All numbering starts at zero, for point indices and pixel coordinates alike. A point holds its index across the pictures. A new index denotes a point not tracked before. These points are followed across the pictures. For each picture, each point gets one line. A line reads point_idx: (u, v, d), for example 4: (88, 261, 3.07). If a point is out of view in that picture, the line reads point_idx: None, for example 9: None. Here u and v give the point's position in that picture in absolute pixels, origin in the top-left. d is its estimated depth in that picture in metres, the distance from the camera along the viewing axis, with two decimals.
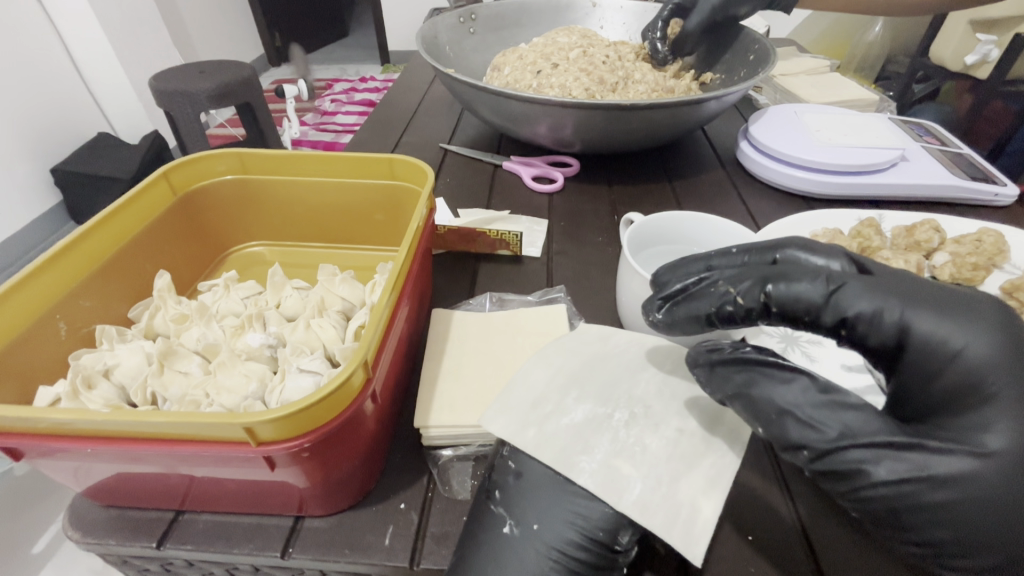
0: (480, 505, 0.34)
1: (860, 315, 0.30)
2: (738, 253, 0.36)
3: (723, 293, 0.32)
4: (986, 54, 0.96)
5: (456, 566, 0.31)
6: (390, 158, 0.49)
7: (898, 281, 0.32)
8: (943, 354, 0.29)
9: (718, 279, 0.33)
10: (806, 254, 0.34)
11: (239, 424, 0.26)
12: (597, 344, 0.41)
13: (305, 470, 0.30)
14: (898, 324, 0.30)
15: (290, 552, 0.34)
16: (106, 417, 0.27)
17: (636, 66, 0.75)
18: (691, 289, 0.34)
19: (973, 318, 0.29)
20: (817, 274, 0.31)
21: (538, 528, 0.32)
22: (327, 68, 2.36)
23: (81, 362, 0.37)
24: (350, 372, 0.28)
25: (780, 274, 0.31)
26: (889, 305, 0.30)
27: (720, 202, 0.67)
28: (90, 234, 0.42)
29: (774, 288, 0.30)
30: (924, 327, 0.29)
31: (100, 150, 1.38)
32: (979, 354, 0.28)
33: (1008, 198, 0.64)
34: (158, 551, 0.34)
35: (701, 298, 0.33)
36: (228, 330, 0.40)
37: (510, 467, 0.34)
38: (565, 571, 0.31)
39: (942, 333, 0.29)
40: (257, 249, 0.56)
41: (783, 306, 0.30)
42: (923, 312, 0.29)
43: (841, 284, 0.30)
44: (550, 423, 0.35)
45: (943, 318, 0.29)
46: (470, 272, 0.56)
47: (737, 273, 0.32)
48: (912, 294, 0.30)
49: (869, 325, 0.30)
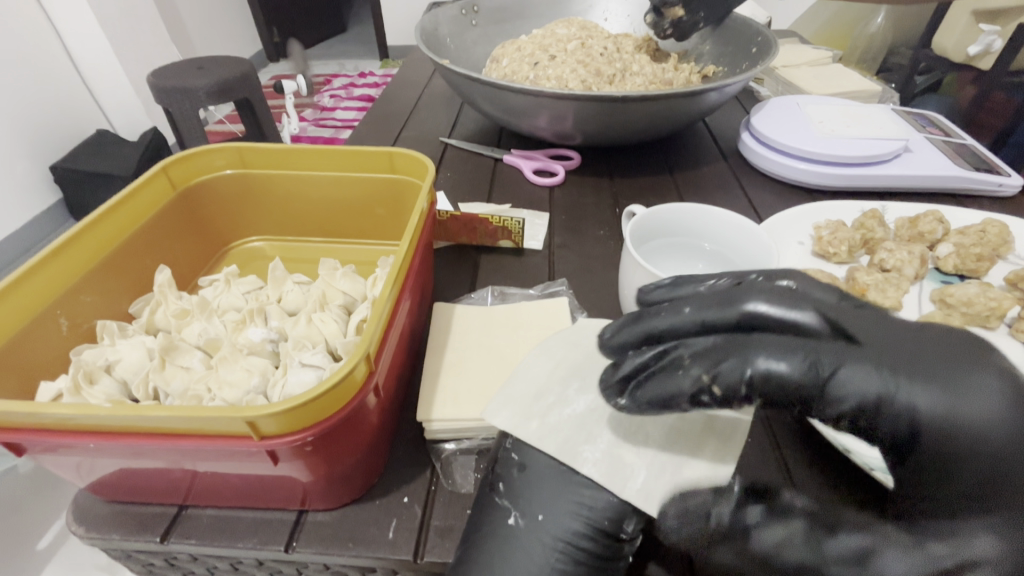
0: (484, 497, 0.34)
1: (858, 402, 0.27)
2: (696, 314, 0.30)
3: (693, 378, 0.28)
4: (988, 44, 0.97)
5: (461, 560, 0.31)
6: (390, 151, 0.49)
7: (883, 336, 0.28)
8: (957, 434, 0.26)
9: (687, 355, 0.29)
10: (778, 309, 0.29)
11: (242, 417, 0.26)
12: (599, 337, 0.41)
13: (308, 465, 0.30)
14: (902, 409, 0.26)
15: (294, 546, 0.34)
16: (108, 412, 0.27)
17: (636, 58, 0.74)
18: (654, 366, 0.30)
19: (975, 379, 0.26)
20: (799, 351, 0.27)
21: (544, 519, 0.32)
22: (326, 64, 2.35)
23: (82, 358, 0.37)
24: (353, 365, 0.28)
25: (750, 349, 0.27)
26: (886, 385, 0.26)
27: (722, 194, 0.66)
28: (88, 230, 0.42)
29: (755, 371, 0.27)
30: (930, 404, 0.26)
31: (99, 148, 1.38)
32: (998, 429, 0.25)
33: (1012, 189, 0.63)
34: (162, 545, 0.34)
35: (667, 377, 0.29)
36: (229, 325, 0.40)
37: (514, 459, 0.34)
38: (572, 562, 0.31)
39: (948, 409, 0.26)
40: (257, 244, 0.56)
41: (762, 393, 0.27)
42: (922, 388, 0.26)
43: (830, 368, 0.27)
44: (553, 414, 0.35)
45: (943, 391, 0.26)
46: (471, 265, 0.56)
47: (707, 349, 0.28)
48: (905, 361, 0.27)
49: (869, 412, 0.27)
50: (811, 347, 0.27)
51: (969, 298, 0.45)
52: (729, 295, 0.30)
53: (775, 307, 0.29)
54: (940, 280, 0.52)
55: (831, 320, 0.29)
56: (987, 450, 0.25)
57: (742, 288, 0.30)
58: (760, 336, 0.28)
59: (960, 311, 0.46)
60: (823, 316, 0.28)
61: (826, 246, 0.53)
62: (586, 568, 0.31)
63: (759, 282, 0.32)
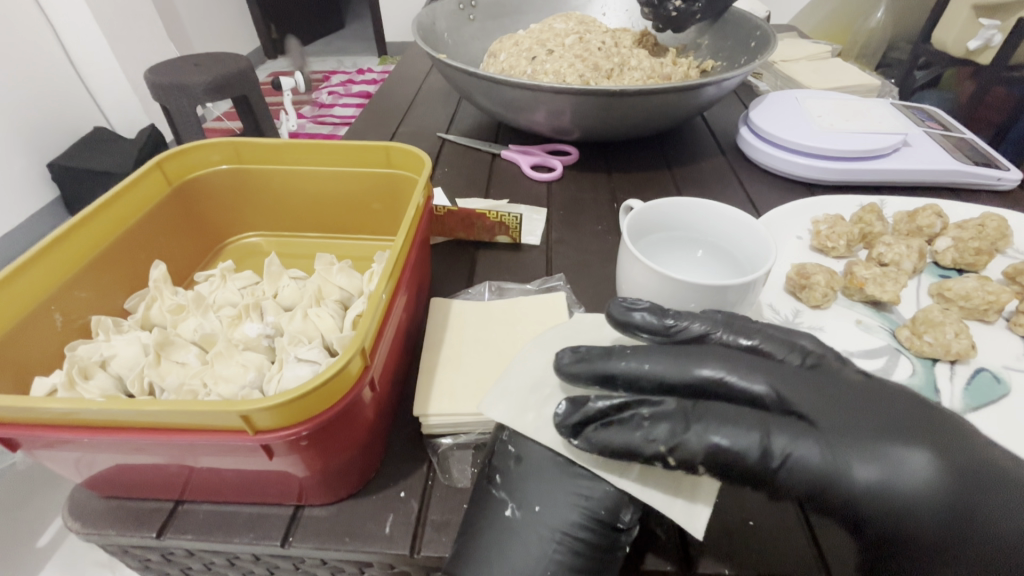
0: (482, 489, 0.34)
1: (809, 481, 0.32)
2: (655, 370, 0.34)
3: (653, 444, 0.31)
4: (988, 39, 0.96)
5: (459, 552, 0.31)
6: (386, 146, 0.48)
7: (834, 411, 0.33)
8: (891, 502, 0.32)
9: (647, 416, 0.32)
10: (736, 382, 0.33)
11: (236, 411, 0.26)
12: (595, 331, 0.41)
13: (304, 459, 0.30)
14: (847, 484, 0.32)
15: (290, 541, 0.34)
16: (101, 406, 0.27)
17: (634, 52, 0.74)
18: (613, 418, 0.33)
19: (900, 448, 0.32)
20: (754, 429, 0.32)
21: (541, 510, 0.32)
22: (324, 61, 2.34)
23: (77, 353, 0.37)
24: (348, 359, 0.28)
25: (707, 426, 0.31)
26: (833, 464, 0.32)
27: (720, 189, 0.66)
28: (82, 225, 0.41)
29: (711, 441, 0.31)
30: (864, 474, 0.32)
31: (96, 145, 1.37)
32: (926, 494, 0.32)
33: (1012, 183, 0.63)
34: (158, 540, 0.34)
35: (626, 431, 0.32)
36: (225, 320, 0.40)
37: (510, 451, 0.35)
38: (569, 552, 0.31)
39: (886, 481, 0.32)
40: (254, 240, 0.56)
41: (714, 467, 0.31)
42: (859, 461, 0.32)
43: (784, 448, 0.32)
44: (549, 407, 0.35)
45: (880, 464, 0.32)
46: (469, 261, 0.56)
47: (667, 413, 0.32)
48: (850, 438, 0.32)
49: (817, 488, 0.32)
50: (763, 426, 0.32)
51: (967, 292, 0.45)
52: (688, 355, 0.34)
53: (732, 377, 0.33)
54: (939, 275, 0.52)
55: (783, 395, 0.33)
56: (915, 514, 0.32)
57: (703, 356, 0.34)
58: (713, 407, 0.32)
59: (959, 304, 0.46)
60: (774, 389, 0.33)
61: (824, 240, 0.52)
62: (583, 559, 0.31)
63: (722, 346, 0.36)
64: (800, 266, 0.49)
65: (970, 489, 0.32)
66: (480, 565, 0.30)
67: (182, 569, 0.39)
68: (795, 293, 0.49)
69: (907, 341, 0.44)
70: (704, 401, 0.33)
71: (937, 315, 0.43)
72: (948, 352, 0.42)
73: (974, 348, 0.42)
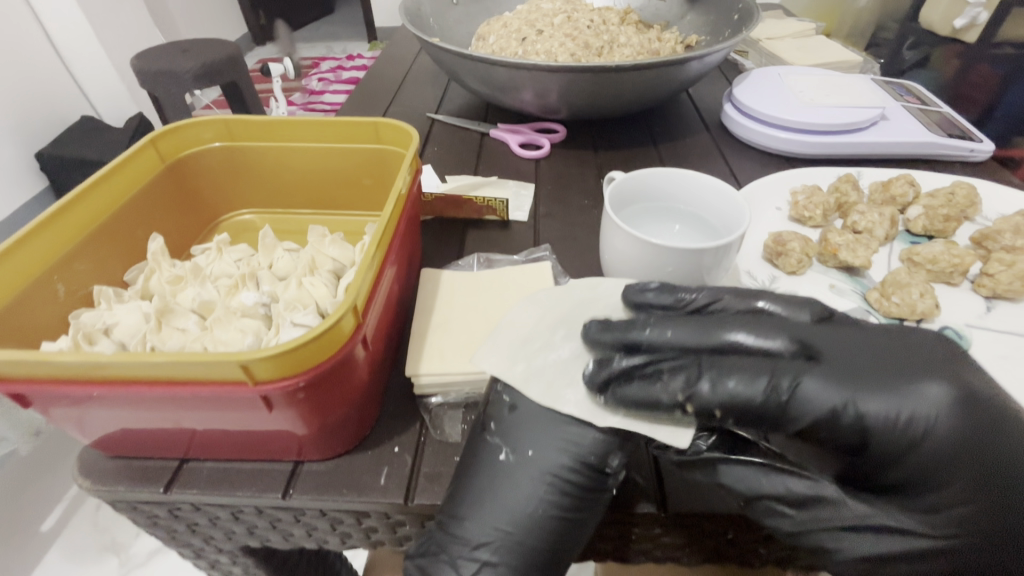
0: (476, 435, 0.36)
1: (817, 412, 0.34)
2: (677, 337, 0.37)
3: (670, 394, 0.34)
4: (973, 17, 0.98)
5: (451, 494, 0.34)
6: (375, 122, 0.49)
7: (848, 355, 0.36)
8: (899, 431, 0.34)
9: (665, 372, 0.35)
10: (754, 336, 0.36)
11: (236, 361, 0.27)
12: (586, 291, 0.42)
13: (300, 413, 0.32)
14: (857, 414, 0.34)
15: (291, 493, 0.36)
16: (110, 358, 0.28)
17: (622, 30, 0.75)
18: (634, 372, 0.35)
19: (915, 386, 0.35)
20: (763, 373, 0.34)
21: (533, 454, 0.34)
22: (313, 47, 2.32)
23: (81, 320, 0.38)
24: (340, 316, 0.30)
25: (723, 374, 0.34)
26: (842, 397, 0.34)
27: (704, 164, 0.68)
28: (80, 199, 0.42)
29: (724, 387, 0.34)
30: (871, 409, 0.34)
31: (85, 135, 1.36)
32: (938, 425, 0.34)
33: (984, 154, 0.65)
34: (166, 495, 0.36)
35: (647, 387, 0.34)
36: (222, 290, 0.42)
37: (505, 399, 0.36)
38: (559, 492, 0.34)
39: (895, 412, 0.34)
40: (248, 217, 0.57)
41: (731, 412, 0.34)
42: (871, 396, 0.34)
43: (790, 391, 0.34)
44: (539, 358, 0.37)
45: (893, 397, 0.34)
46: (459, 235, 0.58)
47: (682, 367, 0.35)
48: (862, 376, 0.35)
49: (826, 420, 0.34)
50: (773, 369, 0.35)
51: (934, 256, 0.47)
52: (710, 324, 0.37)
53: (749, 336, 0.36)
54: (910, 242, 0.54)
55: (800, 343, 0.36)
56: (926, 442, 0.34)
57: (727, 316, 0.37)
58: (733, 358, 0.35)
59: (926, 268, 0.48)
60: (791, 339, 0.36)
61: (801, 211, 0.55)
62: (572, 498, 0.34)
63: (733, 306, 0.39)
64: (776, 235, 0.51)
65: (985, 430, 0.33)
66: (475, 504, 0.34)
67: (187, 526, 0.40)
68: (773, 260, 0.51)
69: (876, 304, 0.46)
70: (725, 355, 0.36)
71: (905, 278, 0.45)
72: (914, 312, 0.44)
73: (938, 307, 0.45)
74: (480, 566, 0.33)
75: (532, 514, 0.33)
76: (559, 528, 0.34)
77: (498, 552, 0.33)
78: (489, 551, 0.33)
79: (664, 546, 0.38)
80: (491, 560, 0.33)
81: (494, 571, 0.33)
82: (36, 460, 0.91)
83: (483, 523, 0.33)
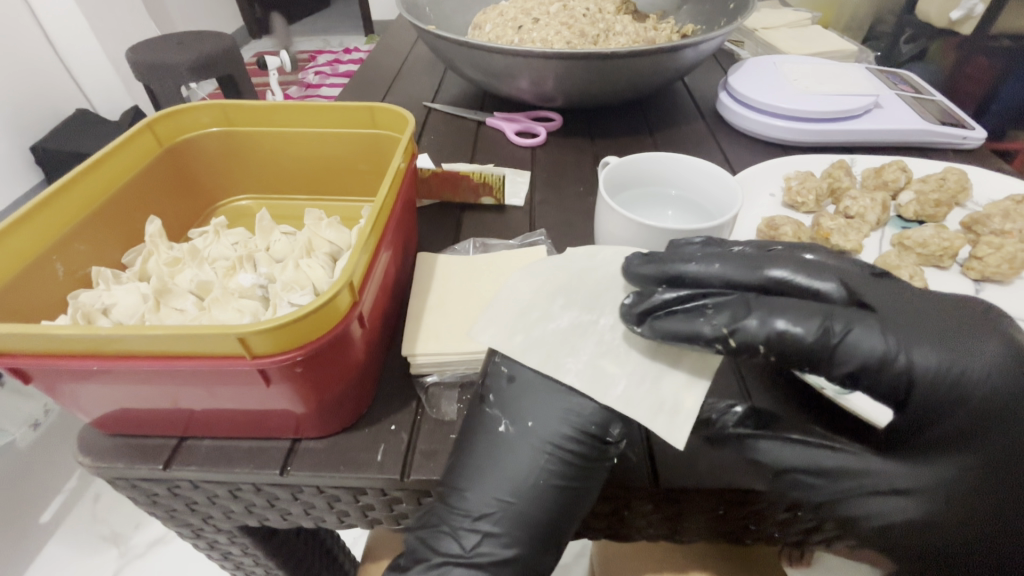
0: (476, 407, 0.36)
1: (867, 359, 0.32)
2: (724, 271, 0.35)
3: (714, 327, 0.33)
4: (970, 9, 0.98)
5: (453, 465, 0.35)
6: (371, 107, 0.49)
7: (899, 308, 0.35)
8: (946, 387, 0.33)
9: (708, 306, 0.34)
10: (807, 279, 0.35)
11: (233, 334, 0.28)
12: (586, 260, 0.41)
13: (296, 389, 0.32)
14: (908, 364, 0.33)
15: (289, 469, 0.36)
16: (108, 332, 0.29)
17: (617, 18, 0.75)
18: (674, 309, 0.35)
19: (967, 342, 0.33)
20: (817, 314, 0.32)
21: (534, 425, 0.35)
22: (310, 40, 2.31)
23: (80, 300, 0.39)
24: (336, 291, 0.30)
25: (771, 311, 0.33)
26: (893, 345, 0.33)
27: (699, 152, 0.68)
28: (78, 181, 0.43)
29: (774, 325, 0.32)
30: (923, 361, 0.33)
31: (82, 128, 1.35)
32: (987, 383, 0.33)
33: (976, 141, 0.66)
34: (165, 472, 0.37)
35: (690, 320, 0.33)
36: (220, 271, 0.42)
37: (503, 371, 0.36)
38: (559, 462, 0.34)
39: (945, 366, 0.33)
40: (244, 202, 0.57)
41: (776, 349, 0.32)
42: (923, 349, 0.33)
43: (843, 334, 0.32)
44: (537, 329, 0.37)
45: (945, 351, 0.33)
46: (454, 221, 0.58)
47: (727, 301, 0.34)
48: (913, 329, 0.34)
49: (875, 366, 0.33)
50: (827, 312, 0.33)
51: (924, 240, 0.48)
52: (758, 261, 0.36)
53: (800, 275, 0.35)
54: (901, 227, 0.54)
55: (851, 288, 0.35)
56: (969, 400, 0.33)
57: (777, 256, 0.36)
58: (783, 298, 0.34)
59: (916, 252, 0.48)
60: (842, 283, 0.35)
61: (795, 196, 0.55)
62: (573, 468, 0.34)
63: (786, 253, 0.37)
64: (769, 219, 0.51)
65: None
66: (476, 475, 0.34)
67: (187, 505, 0.41)
68: None
69: None
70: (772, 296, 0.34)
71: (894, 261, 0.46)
72: None
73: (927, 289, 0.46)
74: (481, 537, 0.34)
75: (533, 484, 0.34)
76: (558, 499, 0.35)
77: (499, 522, 0.34)
78: (490, 522, 0.34)
79: (656, 522, 0.39)
80: (494, 530, 0.34)
81: (496, 541, 0.34)
82: (38, 453, 0.90)
83: (484, 494, 0.34)
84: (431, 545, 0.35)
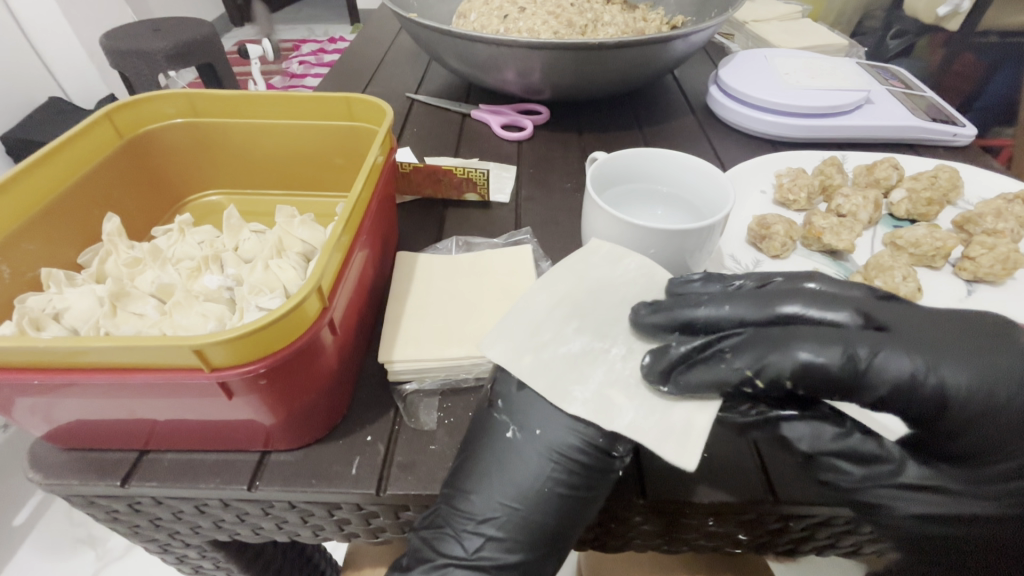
0: (484, 413, 0.35)
1: (895, 383, 0.31)
2: (735, 312, 0.34)
3: (738, 371, 0.32)
4: (957, 5, 0.95)
5: (456, 468, 0.33)
6: (348, 98, 0.47)
7: (917, 325, 0.34)
8: (980, 401, 0.31)
9: (727, 346, 0.33)
10: (816, 310, 0.34)
11: (188, 346, 0.26)
12: (605, 268, 0.40)
13: (261, 400, 0.30)
14: (936, 383, 0.31)
15: (257, 484, 0.34)
16: (46, 343, 0.26)
17: (607, 8, 0.72)
18: (698, 355, 0.33)
19: (991, 357, 0.32)
20: (837, 342, 0.31)
21: (541, 432, 0.33)
22: (293, 28, 2.26)
23: (28, 304, 0.36)
24: (303, 297, 0.28)
25: (792, 343, 0.31)
26: (920, 364, 0.31)
27: (690, 147, 0.66)
28: (27, 176, 0.40)
29: (798, 360, 0.31)
30: (950, 379, 0.31)
31: (53, 116, 1.28)
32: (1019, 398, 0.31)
33: (966, 138, 0.65)
34: (123, 489, 0.34)
35: (712, 368, 0.32)
36: (184, 273, 0.39)
37: (513, 377, 0.35)
38: (566, 471, 0.33)
39: (978, 383, 0.31)
40: (214, 198, 0.55)
41: (803, 382, 0.31)
42: (950, 367, 0.32)
43: (869, 360, 0.31)
44: (547, 350, 0.35)
45: (975, 368, 0.32)
46: (437, 219, 0.56)
47: (745, 340, 0.32)
48: (938, 345, 0.32)
49: (906, 389, 0.31)
50: (847, 340, 0.31)
51: (916, 240, 0.47)
52: (767, 297, 0.35)
53: (809, 310, 0.34)
54: (892, 225, 0.53)
55: (864, 314, 0.34)
56: (1006, 413, 0.31)
57: (783, 290, 0.35)
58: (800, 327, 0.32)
59: (909, 251, 0.47)
60: (856, 312, 0.34)
61: (786, 194, 0.54)
62: (580, 477, 0.33)
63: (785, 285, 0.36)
64: (760, 218, 0.50)
65: None
66: (483, 477, 0.33)
67: (151, 520, 0.38)
68: (756, 243, 0.50)
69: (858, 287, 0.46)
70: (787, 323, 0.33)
71: (888, 261, 0.45)
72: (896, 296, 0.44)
73: (920, 291, 0.45)
74: (484, 541, 0.33)
75: (536, 489, 0.33)
76: (561, 510, 0.33)
77: (504, 527, 0.33)
78: (494, 527, 0.33)
79: (643, 533, 0.38)
80: (497, 535, 0.33)
81: (499, 545, 0.33)
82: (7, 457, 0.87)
83: (490, 498, 0.33)
84: (434, 545, 0.34)
